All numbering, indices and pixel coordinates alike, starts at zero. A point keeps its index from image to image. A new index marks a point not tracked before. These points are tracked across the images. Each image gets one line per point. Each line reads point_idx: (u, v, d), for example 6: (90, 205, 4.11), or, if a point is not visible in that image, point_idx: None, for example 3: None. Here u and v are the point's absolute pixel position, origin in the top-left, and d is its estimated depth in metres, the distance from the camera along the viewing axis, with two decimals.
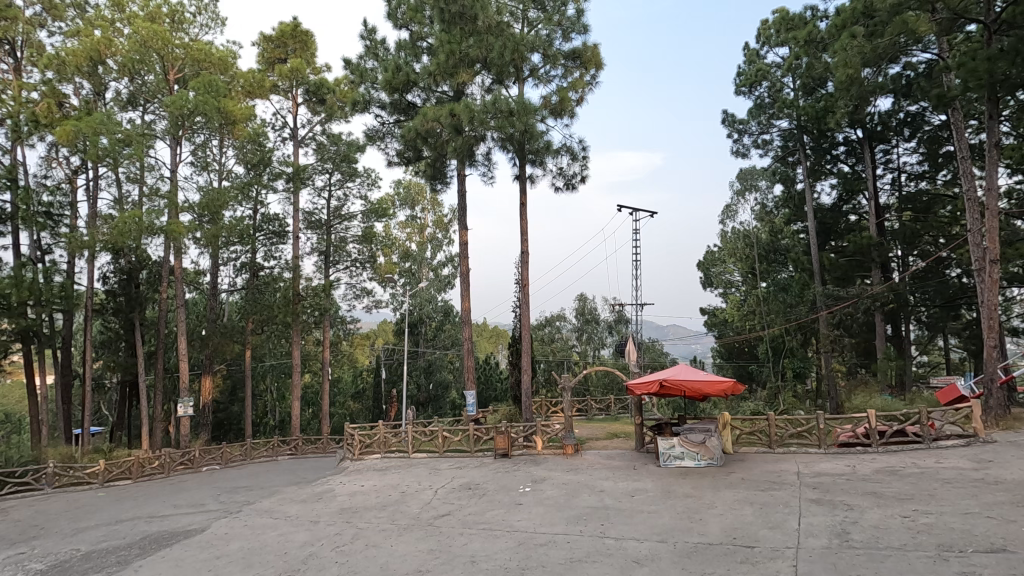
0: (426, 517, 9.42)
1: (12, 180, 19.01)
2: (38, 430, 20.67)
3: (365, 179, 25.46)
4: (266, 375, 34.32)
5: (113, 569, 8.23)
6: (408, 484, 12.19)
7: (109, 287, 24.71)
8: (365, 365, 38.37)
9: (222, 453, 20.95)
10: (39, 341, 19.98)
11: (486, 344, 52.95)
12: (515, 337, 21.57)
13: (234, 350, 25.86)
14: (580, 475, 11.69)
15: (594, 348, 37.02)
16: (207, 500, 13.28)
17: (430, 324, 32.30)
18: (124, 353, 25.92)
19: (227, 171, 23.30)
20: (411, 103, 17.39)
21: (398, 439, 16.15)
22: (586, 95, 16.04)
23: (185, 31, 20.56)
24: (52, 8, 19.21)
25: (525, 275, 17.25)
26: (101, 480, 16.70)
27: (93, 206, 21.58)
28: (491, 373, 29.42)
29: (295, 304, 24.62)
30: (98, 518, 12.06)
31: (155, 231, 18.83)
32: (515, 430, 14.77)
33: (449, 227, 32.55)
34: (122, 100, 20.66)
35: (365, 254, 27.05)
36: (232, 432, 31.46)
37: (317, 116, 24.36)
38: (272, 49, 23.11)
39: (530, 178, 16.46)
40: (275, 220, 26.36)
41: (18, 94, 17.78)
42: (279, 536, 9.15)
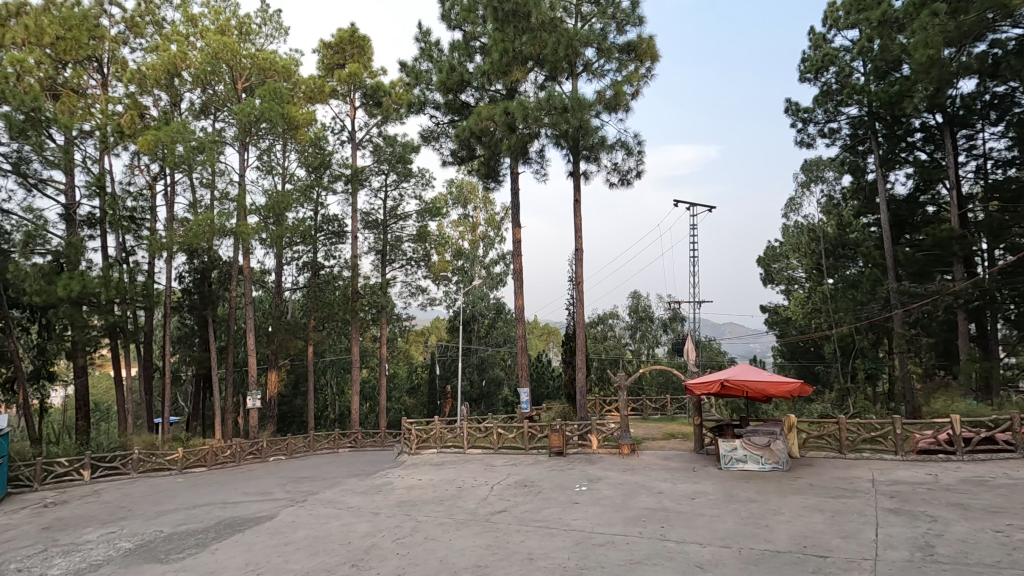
0: (483, 513, 9.52)
1: (100, 187, 20.51)
2: (125, 419, 22.25)
3: (420, 178, 25.88)
4: (327, 369, 35.73)
5: (192, 551, 8.75)
6: (465, 479, 12.35)
7: (186, 286, 26.37)
8: (419, 361, 39.23)
9: (287, 445, 21.86)
10: (124, 336, 21.60)
11: (538, 343, 53.03)
12: (568, 334, 21.41)
13: (297, 346, 26.95)
14: (637, 475, 11.49)
15: (648, 346, 36.37)
16: (274, 488, 13.93)
17: (483, 321, 32.57)
18: (198, 348, 27.62)
19: (290, 174, 24.25)
20: (465, 103, 17.58)
21: (453, 435, 16.43)
22: (642, 88, 15.68)
23: (251, 42, 21.64)
24: (134, 26, 20.58)
25: (579, 273, 17.03)
26: (179, 466, 17.89)
27: (171, 211, 23.05)
28: (544, 371, 29.41)
29: (354, 302, 25.34)
30: (177, 503, 12.87)
31: (226, 232, 19.82)
32: (570, 429, 14.68)
33: (501, 225, 32.66)
34: (196, 110, 21.87)
35: (420, 253, 27.65)
36: (295, 424, 32.92)
37: (374, 118, 25.00)
38: (332, 55, 23.89)
39: (584, 175, 16.24)
40: (335, 220, 27.29)
41: (105, 107, 19.08)
42: (342, 526, 9.48)
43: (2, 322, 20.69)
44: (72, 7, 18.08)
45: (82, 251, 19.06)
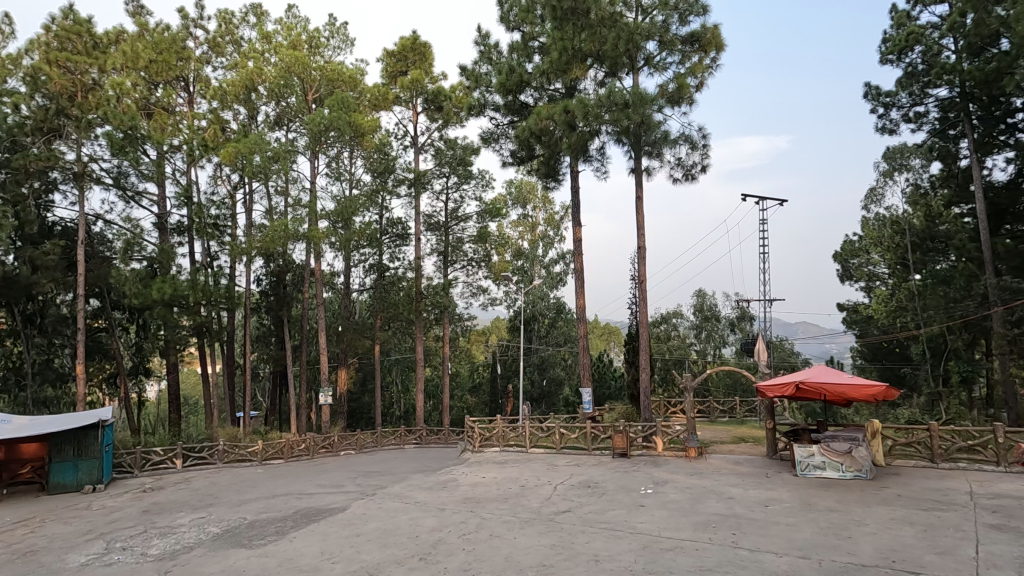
0: (548, 513, 9.52)
1: (188, 198, 22.14)
2: (210, 413, 23.89)
3: (480, 180, 26.18)
4: (392, 367, 36.85)
5: (273, 538, 9.29)
6: (528, 478, 12.39)
7: (263, 288, 27.97)
8: (481, 360, 39.70)
9: (356, 440, 22.72)
10: (209, 335, 23.22)
11: (598, 343, 52.43)
12: (631, 334, 21.03)
13: (365, 345, 27.91)
14: (705, 479, 11.13)
15: (714, 347, 35.19)
16: (345, 482, 14.54)
17: (543, 321, 32.56)
18: (274, 347, 29.24)
19: (357, 180, 25.20)
20: (524, 103, 17.63)
21: (516, 434, 16.55)
22: (706, 80, 15.18)
23: (321, 55, 22.67)
24: (215, 46, 22.05)
25: (642, 272, 16.67)
26: (259, 458, 19.01)
27: (250, 217, 24.50)
28: (605, 371, 29.04)
29: (418, 302, 25.95)
30: (257, 492, 13.69)
31: (298, 237, 20.84)
32: (633, 430, 14.40)
33: (560, 224, 32.52)
34: (271, 121, 23.12)
35: (481, 253, 28.00)
36: (363, 421, 34.17)
37: (435, 123, 25.57)
38: (395, 63, 24.62)
39: (646, 171, 15.91)
40: (399, 223, 28.06)
41: (192, 123, 20.54)
42: (410, 520, 9.76)
43: (106, 322, 22.75)
44: (163, 32, 19.70)
45: (172, 257, 20.61)
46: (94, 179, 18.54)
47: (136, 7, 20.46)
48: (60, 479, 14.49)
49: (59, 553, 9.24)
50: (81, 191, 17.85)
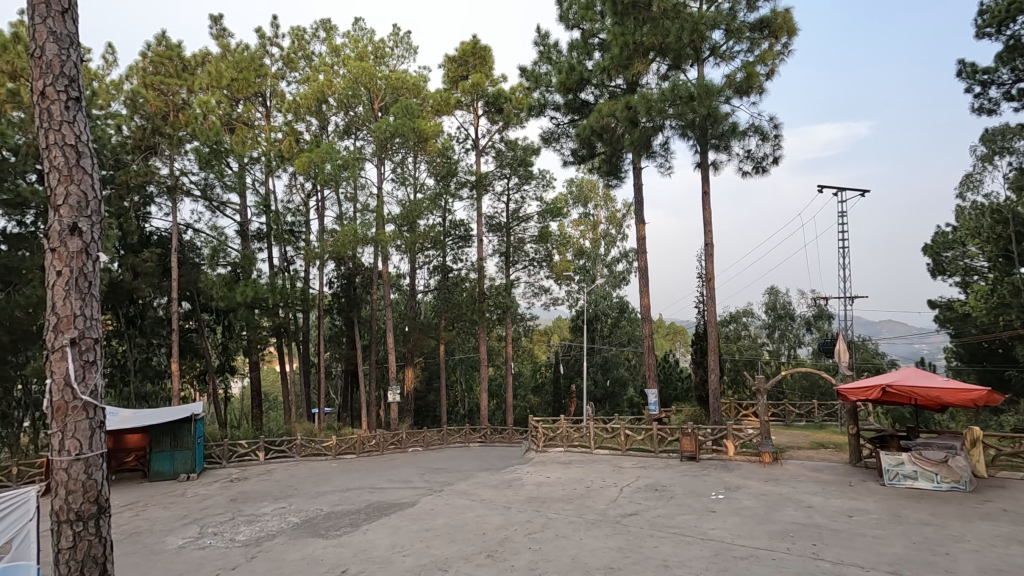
0: (614, 515, 9.40)
1: (266, 206, 23.55)
2: (288, 409, 25.25)
3: (541, 180, 26.20)
4: (456, 367, 37.54)
5: (348, 530, 9.71)
6: (593, 479, 12.29)
7: (335, 290, 29.31)
8: (543, 360, 39.73)
9: (423, 437, 23.25)
10: (287, 335, 24.58)
11: (663, 343, 51.13)
12: (699, 333, 20.37)
13: (430, 345, 28.60)
14: (781, 486, 10.60)
15: (789, 347, 33.46)
16: (413, 477, 14.97)
17: (606, 321, 32.15)
18: (345, 346, 30.51)
19: (421, 184, 25.88)
20: (585, 101, 17.51)
21: (580, 434, 16.45)
22: (777, 67, 14.48)
23: (386, 64, 23.47)
24: (289, 62, 23.34)
25: (709, 269, 16.11)
26: (334, 452, 19.93)
27: (322, 223, 25.69)
28: (671, 372, 28.26)
29: (481, 303, 26.23)
30: (332, 485, 14.35)
31: (367, 241, 21.63)
32: (702, 433, 13.94)
33: (623, 223, 31.97)
34: (340, 131, 24.12)
35: (542, 253, 28.02)
36: (429, 419, 35.04)
37: (496, 125, 25.82)
38: (456, 68, 25.06)
39: (713, 165, 15.36)
40: (461, 225, 28.50)
41: (269, 136, 21.82)
42: (477, 517, 9.92)
43: (196, 323, 24.60)
44: (242, 52, 21.09)
45: (253, 262, 21.97)
46: (184, 192, 20.09)
47: (220, 29, 21.99)
48: (159, 467, 15.87)
49: (160, 535, 10.08)
50: (174, 202, 19.40)
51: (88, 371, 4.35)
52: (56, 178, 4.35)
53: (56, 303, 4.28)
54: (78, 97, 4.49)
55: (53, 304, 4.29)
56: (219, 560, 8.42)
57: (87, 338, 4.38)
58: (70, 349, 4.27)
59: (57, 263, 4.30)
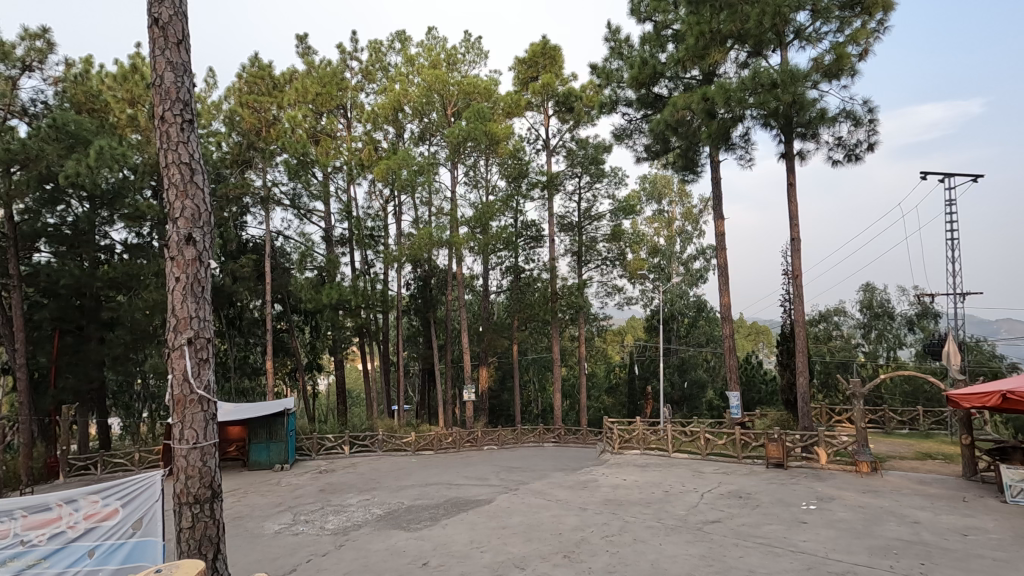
0: (695, 521, 9.10)
1: (348, 213, 24.79)
2: (370, 405, 26.40)
3: (613, 178, 25.80)
4: (529, 367, 37.74)
5: (428, 524, 10.05)
6: (672, 483, 11.95)
7: (412, 291, 30.31)
8: (617, 361, 39.06)
9: (498, 436, 23.45)
10: (368, 334, 25.71)
11: (746, 344, 48.72)
12: (785, 334, 19.25)
13: (503, 345, 28.90)
14: (881, 499, 9.81)
15: (888, 348, 30.84)
16: (489, 475, 15.21)
17: (683, 320, 31.10)
18: (422, 346, 31.50)
19: (493, 186, 26.24)
20: (658, 95, 17.07)
21: (657, 437, 16.04)
22: (871, 46, 13.42)
23: (458, 70, 23.99)
24: (368, 74, 24.44)
25: (796, 266, 15.16)
26: (413, 448, 20.60)
27: (399, 227, 26.63)
28: (754, 373, 26.87)
29: (553, 302, 26.09)
30: (412, 480, 14.89)
31: (442, 243, 22.16)
32: (791, 439, 13.15)
33: (700, 218, 30.78)
34: (416, 137, 24.90)
35: (615, 252, 27.55)
36: (503, 418, 35.49)
37: (567, 124, 25.69)
38: (526, 69, 25.21)
39: (800, 155, 14.48)
40: (533, 225, 28.57)
41: (350, 146, 22.94)
42: (553, 517, 9.94)
43: (287, 324, 26.30)
44: (326, 67, 22.34)
45: (337, 266, 23.17)
46: (275, 201, 21.52)
47: (305, 48, 23.39)
48: (257, 457, 17.16)
49: (259, 520, 10.90)
50: (267, 212, 20.89)
51: (203, 368, 4.79)
52: (174, 193, 4.83)
53: (176, 306, 4.77)
54: (191, 119, 4.97)
55: (173, 306, 4.79)
56: (311, 547, 8.98)
57: (201, 337, 4.82)
58: (187, 348, 4.72)
59: (175, 270, 4.77)
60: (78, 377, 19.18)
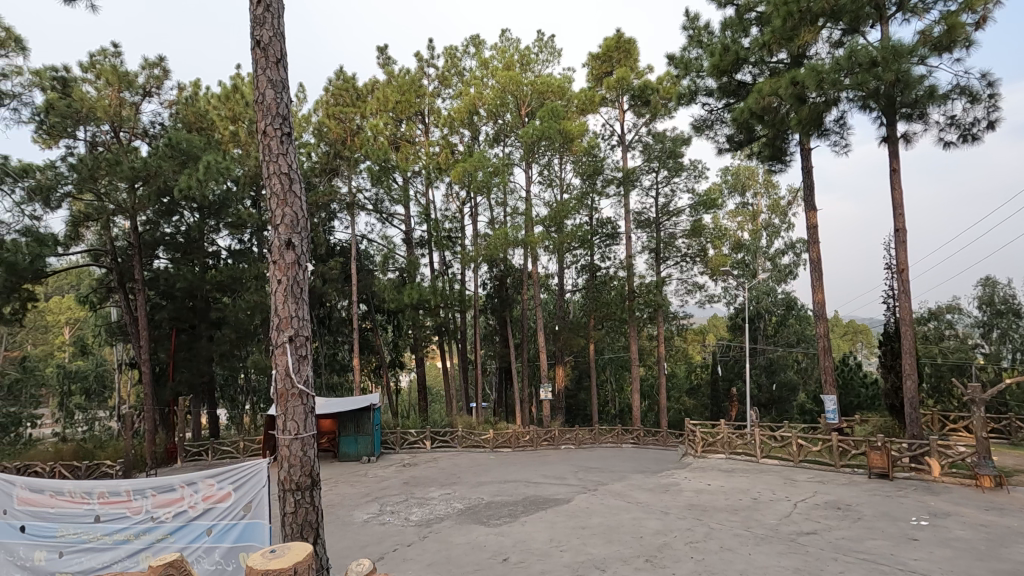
0: (788, 532, 8.58)
1: (427, 216, 25.61)
2: (449, 402, 27.11)
3: (693, 171, 24.85)
4: (606, 366, 37.20)
5: (507, 520, 10.18)
6: (761, 491, 11.35)
7: (488, 291, 30.79)
8: (698, 361, 37.63)
9: (575, 436, 23.23)
10: (447, 333, 26.41)
11: (842, 344, 45.25)
12: (888, 333, 17.68)
13: (579, 344, 28.62)
14: (1007, 517, 8.78)
15: (1013, 349, 27.51)
16: (567, 475, 15.15)
17: (770, 319, 29.50)
18: (499, 344, 31.92)
19: (567, 184, 26.11)
20: (741, 82, 16.23)
21: (743, 440, 15.28)
22: (990, 12, 12.02)
23: (532, 70, 24.09)
24: (444, 80, 25.10)
25: (901, 259, 13.90)
26: (491, 445, 20.95)
27: (475, 227, 27.13)
28: (852, 376, 24.94)
29: (630, 301, 25.52)
30: (490, 476, 15.15)
31: (517, 243, 22.30)
32: (897, 448, 12.05)
33: (788, 211, 28.94)
34: (491, 139, 25.24)
35: (695, 248, 26.54)
36: (580, 417, 35.27)
37: (643, 118, 25.02)
38: (600, 65, 24.86)
39: (904, 138, 13.26)
40: (608, 223, 28.15)
41: (427, 151, 23.72)
42: (634, 519, 9.75)
43: (371, 323, 27.59)
44: (405, 76, 23.17)
45: (417, 267, 23.97)
46: (359, 206, 22.57)
47: (385, 58, 24.41)
48: (346, 450, 18.14)
49: (349, 509, 11.53)
50: (352, 217, 22.01)
51: (302, 364, 5.14)
52: (276, 201, 5.20)
53: (278, 306, 5.13)
54: (289, 131, 5.32)
55: (275, 307, 5.15)
56: (396, 537, 9.38)
57: (301, 335, 5.16)
58: (289, 345, 5.08)
59: (277, 273, 5.14)
60: (191, 371, 21.13)
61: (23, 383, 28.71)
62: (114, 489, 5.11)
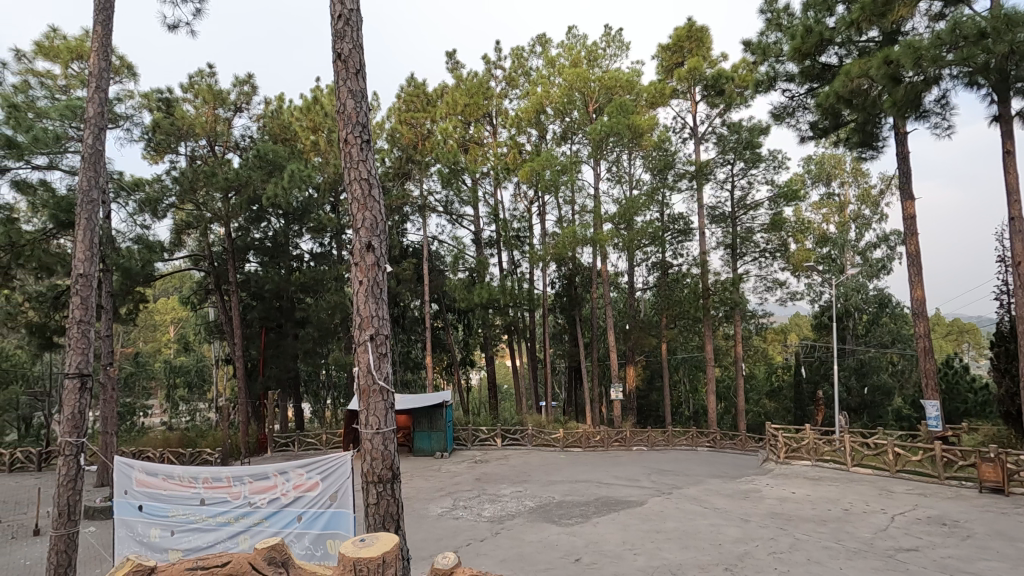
0: (885, 547, 7.95)
1: (496, 216, 25.93)
2: (519, 400, 27.30)
3: (772, 162, 23.58)
4: (679, 366, 36.09)
5: (579, 520, 10.12)
6: (853, 501, 10.59)
7: (557, 290, 30.73)
8: (780, 362, 35.67)
9: (648, 437, 22.62)
10: (517, 331, 26.59)
11: (945, 345, 41.31)
12: (1002, 333, 15.95)
13: (651, 343, 27.90)
14: None
15: None
16: (640, 477, 14.83)
17: (861, 317, 27.49)
18: (569, 343, 31.77)
19: (637, 180, 25.57)
20: (826, 64, 15.23)
21: (832, 447, 14.31)
22: None
23: (599, 65, 23.78)
24: (511, 81, 25.28)
25: (1017, 250, 12.49)
26: (561, 444, 20.92)
27: (543, 226, 27.10)
28: (958, 379, 22.71)
29: (705, 299, 24.55)
30: (561, 476, 15.12)
31: (586, 241, 22.06)
32: (1013, 460, 10.84)
33: (881, 200, 26.80)
34: (559, 137, 25.13)
35: (776, 242, 25.16)
36: (652, 418, 34.45)
37: (716, 108, 24.02)
38: (670, 56, 24.12)
39: (1021, 115, 11.90)
40: (680, 218, 27.31)
41: (496, 152, 24.00)
42: (711, 526, 9.39)
43: (443, 322, 28.28)
44: (473, 79, 23.53)
45: (486, 267, 24.30)
46: (430, 208, 23.17)
47: (454, 63, 24.93)
48: (420, 445, 18.74)
49: (424, 502, 11.90)
50: (424, 218, 22.66)
51: (382, 362, 5.34)
52: (357, 206, 5.45)
53: (360, 307, 5.37)
54: (368, 139, 5.53)
55: (357, 307, 5.39)
56: (470, 531, 9.57)
57: (381, 334, 5.37)
58: (370, 344, 5.30)
59: (359, 274, 5.37)
60: (279, 367, 22.56)
61: (136, 377, 31.82)
62: (216, 475, 5.56)
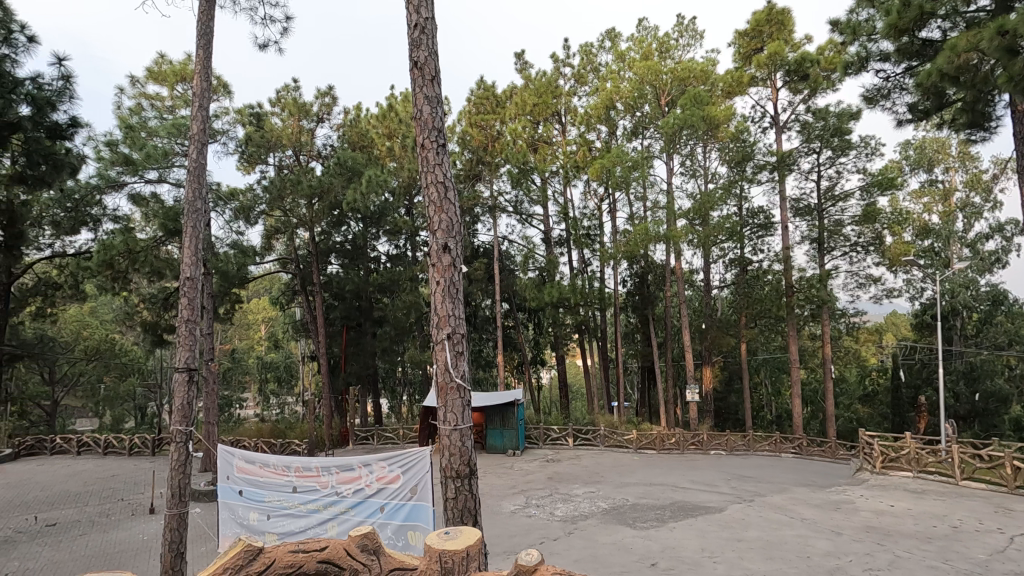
0: (1003, 571, 7.18)
1: (565, 215, 25.81)
2: (590, 399, 27.05)
3: (863, 149, 21.89)
4: (761, 368, 34.31)
5: (655, 524, 9.88)
6: (963, 518, 9.63)
7: (629, 289, 30.15)
8: (875, 364, 33.04)
9: (726, 441, 21.63)
10: (588, 331, 26.32)
11: None
12: None
13: (730, 344, 26.72)
14: None
15: None
16: (719, 482, 14.25)
17: (971, 316, 24.95)
18: (642, 343, 31.06)
19: (712, 173, 24.57)
20: (927, 40, 13.95)
21: (937, 458, 13.08)
22: None
23: (671, 56, 23.08)
24: (580, 78, 25.06)
25: None
26: (635, 446, 20.54)
27: (614, 223, 26.63)
28: None
29: (789, 297, 23.15)
30: (635, 478, 14.82)
31: (659, 238, 21.45)
32: None
33: (994, 186, 24.17)
34: (629, 133, 24.60)
35: (869, 235, 23.32)
36: (731, 422, 33.00)
37: (800, 94, 22.62)
38: (748, 42, 22.98)
39: None
40: (760, 212, 25.97)
41: (565, 150, 23.89)
42: (799, 537, 8.87)
43: (514, 321, 28.52)
44: (541, 78, 23.52)
45: (556, 266, 24.25)
46: (500, 208, 23.41)
47: (522, 64, 25.06)
48: (493, 442, 19.03)
49: (498, 499, 12.07)
50: (494, 218, 22.94)
51: (459, 360, 5.47)
52: (433, 209, 5.62)
53: (438, 306, 5.53)
54: (443, 142, 5.68)
55: (435, 306, 5.56)
56: (543, 530, 9.60)
57: (457, 333, 5.52)
58: (447, 342, 5.45)
59: (436, 275, 5.54)
60: (359, 364, 23.67)
61: (233, 371, 34.46)
62: (307, 464, 5.94)
